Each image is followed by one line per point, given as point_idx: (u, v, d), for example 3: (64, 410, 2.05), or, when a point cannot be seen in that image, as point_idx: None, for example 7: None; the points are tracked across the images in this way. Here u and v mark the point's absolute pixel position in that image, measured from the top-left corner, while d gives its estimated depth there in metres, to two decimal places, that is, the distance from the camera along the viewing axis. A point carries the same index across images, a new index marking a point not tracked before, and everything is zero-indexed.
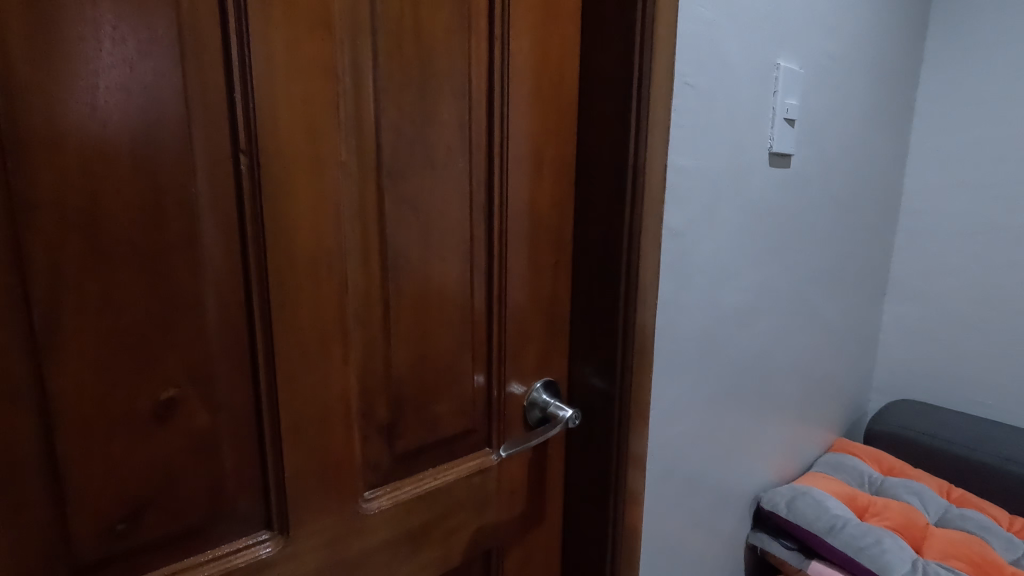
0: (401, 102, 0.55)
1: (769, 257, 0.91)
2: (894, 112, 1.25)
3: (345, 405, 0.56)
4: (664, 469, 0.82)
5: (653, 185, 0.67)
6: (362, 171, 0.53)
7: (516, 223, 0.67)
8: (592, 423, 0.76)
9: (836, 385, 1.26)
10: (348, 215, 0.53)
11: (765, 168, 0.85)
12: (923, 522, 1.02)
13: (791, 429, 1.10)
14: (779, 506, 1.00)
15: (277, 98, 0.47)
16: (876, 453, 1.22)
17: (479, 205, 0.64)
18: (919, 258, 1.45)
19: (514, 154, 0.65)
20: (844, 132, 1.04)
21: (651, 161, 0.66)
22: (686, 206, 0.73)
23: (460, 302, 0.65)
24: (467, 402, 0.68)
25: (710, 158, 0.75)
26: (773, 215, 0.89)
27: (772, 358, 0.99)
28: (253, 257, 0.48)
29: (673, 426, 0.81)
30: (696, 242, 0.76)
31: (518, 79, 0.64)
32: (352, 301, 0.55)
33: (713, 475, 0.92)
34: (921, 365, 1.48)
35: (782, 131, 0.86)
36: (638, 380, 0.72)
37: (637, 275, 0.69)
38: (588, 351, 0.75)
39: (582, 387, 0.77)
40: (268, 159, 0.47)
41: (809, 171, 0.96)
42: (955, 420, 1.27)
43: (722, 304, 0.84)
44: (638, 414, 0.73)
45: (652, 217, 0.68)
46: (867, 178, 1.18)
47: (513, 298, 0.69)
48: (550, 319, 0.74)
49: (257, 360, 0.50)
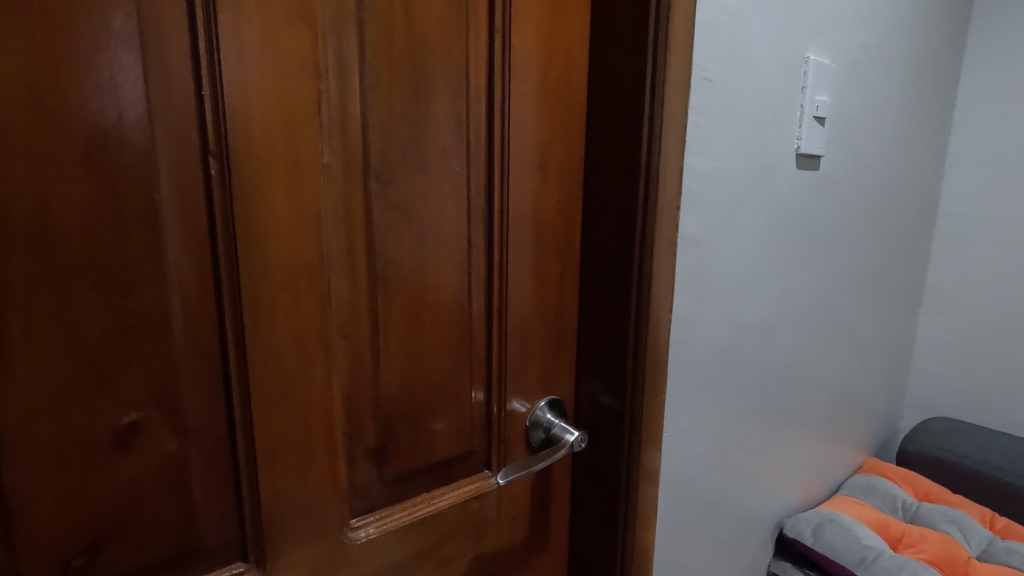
0: (391, 100, 0.51)
1: (796, 266, 0.84)
2: (933, 110, 1.17)
3: (328, 426, 0.51)
4: (679, 495, 0.76)
5: (668, 189, 0.62)
6: (348, 174, 0.49)
7: (518, 229, 0.62)
8: (600, 446, 0.71)
9: (867, 401, 1.18)
10: (331, 223, 0.49)
11: (792, 170, 0.78)
12: (965, 556, 0.93)
13: (818, 448, 1.03)
14: (804, 534, 0.92)
15: (251, 94, 0.43)
16: (911, 476, 1.13)
17: (477, 211, 0.60)
18: (958, 267, 1.35)
19: (516, 156, 0.60)
20: (878, 130, 0.96)
21: (667, 163, 0.61)
22: (705, 212, 0.67)
23: (457, 315, 0.60)
24: (465, 421, 0.63)
25: (733, 161, 0.69)
26: (800, 221, 0.83)
27: (799, 373, 0.92)
28: (225, 267, 0.44)
29: (688, 449, 0.75)
30: (715, 252, 0.70)
31: (522, 74, 0.59)
32: (336, 315, 0.50)
33: (732, 501, 0.85)
34: (957, 381, 1.39)
35: (812, 130, 0.79)
36: (651, 401, 0.67)
37: (649, 286, 0.63)
38: (598, 367, 0.70)
39: (591, 406, 0.71)
40: (240, 161, 0.43)
41: (840, 173, 0.89)
42: (998, 441, 1.17)
43: (744, 317, 0.77)
44: (650, 437, 0.68)
45: (667, 224, 0.62)
46: (903, 181, 1.10)
47: (516, 310, 0.64)
48: (555, 333, 0.69)
49: (229, 380, 0.46)
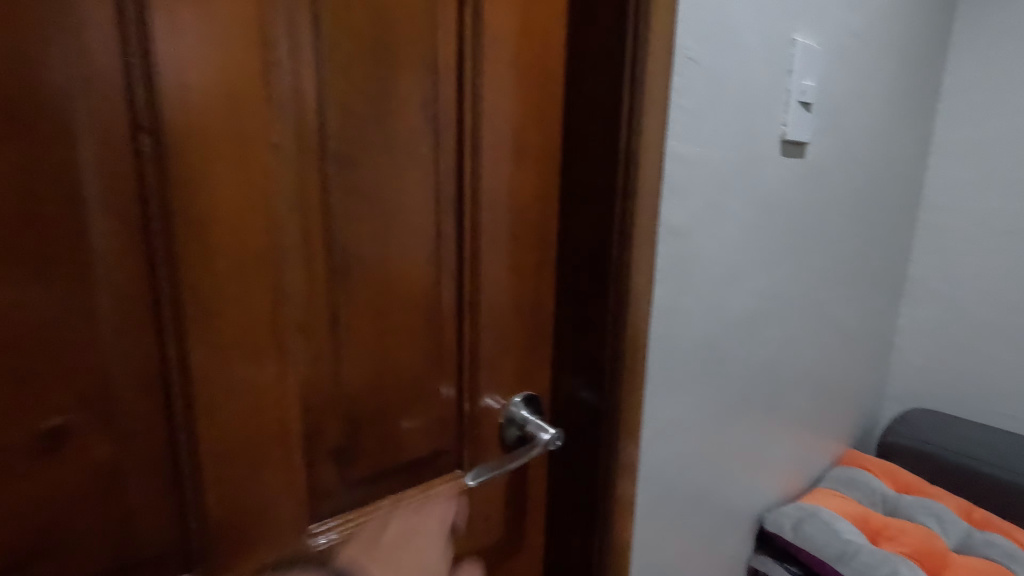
0: (350, 75, 0.47)
1: (781, 256, 0.82)
2: (918, 98, 1.15)
3: (284, 428, 0.48)
4: (659, 492, 0.74)
5: (649, 175, 0.58)
6: (301, 156, 0.45)
7: (491, 217, 0.59)
8: (578, 441, 0.69)
9: (848, 392, 1.17)
10: (283, 207, 0.45)
11: (778, 158, 0.75)
12: (944, 549, 0.90)
13: (799, 441, 1.02)
14: (785, 529, 0.90)
15: (189, 64, 0.38)
16: (890, 467, 1.10)
17: (447, 197, 0.56)
18: (941, 258, 1.34)
19: (489, 138, 0.57)
20: (865, 117, 0.94)
21: (648, 148, 0.58)
22: (689, 201, 0.64)
23: (426, 308, 0.57)
24: (435, 419, 0.60)
25: (717, 147, 0.65)
26: (785, 210, 0.80)
27: (781, 365, 0.90)
28: (161, 257, 0.40)
29: (668, 446, 0.72)
30: (699, 242, 0.67)
31: (496, 52, 0.55)
32: (291, 308, 0.47)
33: (712, 498, 0.83)
34: (937, 373, 1.38)
35: (799, 116, 0.76)
36: (630, 396, 0.64)
37: (628, 277, 0.60)
38: (575, 362, 0.67)
39: (568, 402, 0.69)
40: (177, 139, 0.39)
41: (826, 162, 0.87)
42: (976, 432, 1.18)
43: (726, 309, 0.75)
44: (628, 434, 0.65)
45: (647, 212, 0.59)
46: (888, 170, 1.08)
47: (489, 301, 0.61)
48: (532, 327, 0.66)
49: (169, 379, 0.42)
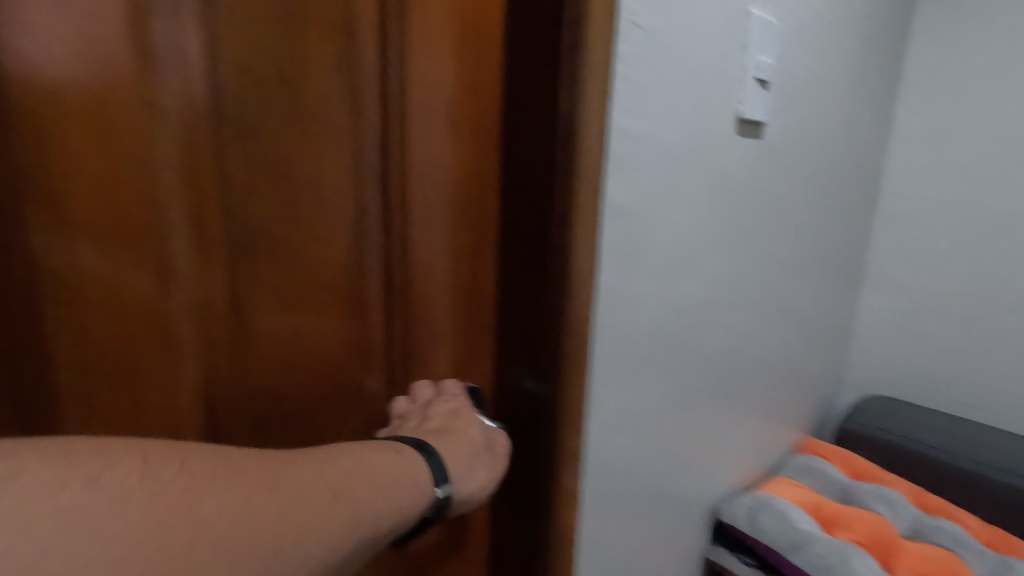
0: (247, 28, 0.41)
1: (737, 241, 0.80)
2: (878, 83, 1.14)
3: (176, 426, 0.43)
4: (607, 487, 0.70)
5: (592, 150, 0.54)
6: (188, 118, 0.40)
7: (421, 196, 0.54)
8: (520, 434, 0.65)
9: (806, 380, 1.16)
10: (168, 178, 0.40)
11: (733, 138, 0.72)
12: (893, 534, 0.89)
13: (756, 429, 1.01)
14: (739, 517, 0.90)
15: (38, 6, 0.33)
16: (846, 454, 1.10)
17: (371, 172, 0.51)
18: (899, 246, 1.33)
19: (416, 108, 0.52)
20: (824, 99, 0.92)
21: (589, 119, 0.53)
22: (636, 180, 0.60)
23: (348, 294, 0.52)
24: (363, 415, 0.56)
25: (667, 123, 0.61)
26: (740, 193, 0.77)
27: (738, 353, 0.89)
28: (11, 231, 0.34)
29: (617, 439, 0.69)
30: (647, 224, 0.63)
31: (422, 11, 0.50)
32: (181, 292, 0.42)
33: (665, 489, 0.81)
34: (892, 361, 1.37)
35: (755, 95, 0.73)
36: (574, 387, 0.60)
37: (569, 260, 0.56)
38: (517, 350, 0.63)
39: (511, 392, 0.65)
40: (26, 94, 0.33)
41: (784, 145, 0.84)
42: (929, 419, 1.19)
43: (678, 296, 0.71)
44: (572, 428, 0.61)
45: (589, 190, 0.55)
46: (847, 155, 1.07)
47: (422, 286, 0.57)
48: (470, 314, 0.62)
49: (29, 373, 0.36)
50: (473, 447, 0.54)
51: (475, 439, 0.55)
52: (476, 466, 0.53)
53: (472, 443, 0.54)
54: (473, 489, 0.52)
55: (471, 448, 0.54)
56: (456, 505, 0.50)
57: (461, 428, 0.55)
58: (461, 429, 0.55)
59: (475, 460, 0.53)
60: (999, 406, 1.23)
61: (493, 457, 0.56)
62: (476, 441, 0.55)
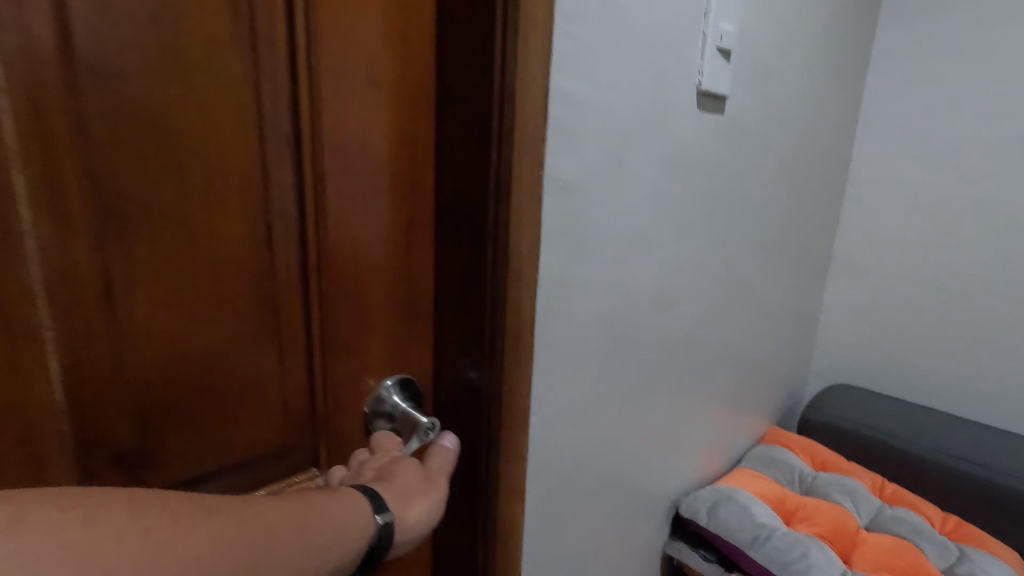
0: None
1: (697, 223, 0.76)
2: (846, 65, 1.11)
3: (34, 425, 0.37)
4: (556, 484, 0.66)
5: (530, 116, 0.48)
6: (33, 64, 0.34)
7: (340, 165, 0.48)
8: (459, 429, 0.60)
9: (770, 369, 1.14)
10: (9, 133, 0.34)
11: (692, 112, 0.68)
12: (855, 527, 0.88)
13: (718, 420, 0.98)
14: (700, 514, 0.86)
15: None
16: (809, 444, 1.08)
17: (277, 136, 0.45)
18: (865, 233, 1.32)
19: (330, 64, 0.46)
20: (790, 76, 0.88)
21: (527, 82, 0.47)
22: (582, 152, 0.55)
23: (253, 274, 0.46)
24: (276, 409, 0.50)
25: (618, 91, 0.57)
26: (700, 171, 0.73)
27: (698, 339, 0.85)
28: None
29: (567, 433, 0.65)
30: (596, 201, 0.58)
31: None
32: (35, 269, 0.36)
33: (622, 484, 0.77)
34: (858, 349, 1.36)
35: (716, 65, 0.68)
36: (515, 378, 0.55)
37: (506, 240, 0.51)
38: (455, 338, 0.58)
39: (450, 384, 0.60)
40: None
41: (747, 123, 0.80)
42: (892, 408, 1.18)
43: (633, 279, 0.67)
44: (514, 421, 0.57)
45: (528, 162, 0.49)
46: (814, 137, 1.03)
47: (343, 267, 0.51)
48: (404, 300, 0.56)
49: None
50: (415, 483, 0.48)
51: (417, 475, 0.49)
52: (420, 497, 0.47)
53: (414, 480, 0.49)
54: (420, 524, 0.46)
55: (412, 483, 0.48)
56: (401, 549, 0.44)
57: (401, 471, 0.49)
58: (400, 469, 0.49)
59: (418, 492, 0.48)
60: (960, 392, 1.24)
61: (442, 487, 0.51)
62: (418, 477, 0.49)
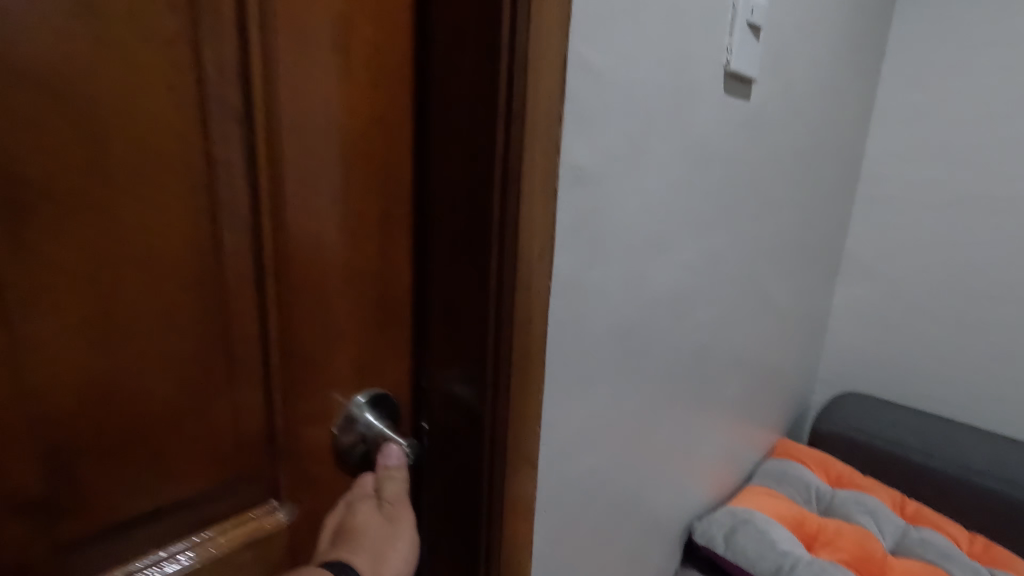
0: None
1: (717, 221, 0.69)
2: (864, 55, 1.04)
3: None
4: (565, 518, 0.58)
5: (542, 91, 0.40)
6: None
7: (301, 146, 0.40)
8: (451, 460, 0.51)
9: (780, 377, 1.08)
10: None
11: (717, 95, 0.60)
12: (882, 552, 0.82)
13: (729, 434, 0.90)
14: (716, 541, 0.79)
15: None
16: (823, 456, 1.02)
17: (223, 107, 0.37)
18: (877, 233, 1.26)
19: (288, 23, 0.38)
20: (813, 60, 0.82)
21: (541, 49, 0.39)
22: (599, 137, 0.47)
23: (197, 273, 0.38)
24: (229, 438, 0.42)
25: (641, 66, 0.49)
26: (722, 162, 0.66)
27: (714, 347, 0.78)
28: None
29: (578, 459, 0.57)
30: (611, 194, 0.50)
31: None
32: None
33: (636, 510, 0.70)
34: (867, 354, 1.31)
35: (744, 43, 0.61)
36: (523, 404, 0.47)
37: (517, 243, 0.42)
38: (447, 354, 0.49)
39: (442, 408, 0.51)
40: None
41: (771, 111, 0.73)
42: (906, 417, 1.12)
43: (650, 283, 0.60)
44: (520, 453, 0.48)
45: (540, 148, 0.41)
46: (831, 130, 0.97)
47: (307, 271, 0.43)
48: (378, 306, 0.48)
49: None
50: (379, 531, 0.48)
51: (378, 523, 0.49)
52: (391, 546, 0.48)
53: (378, 528, 0.48)
54: (398, 570, 0.48)
55: (375, 535, 0.48)
56: None
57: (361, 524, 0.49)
58: (361, 523, 0.49)
59: (387, 542, 0.48)
60: (973, 398, 1.20)
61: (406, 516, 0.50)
62: (379, 522, 0.49)
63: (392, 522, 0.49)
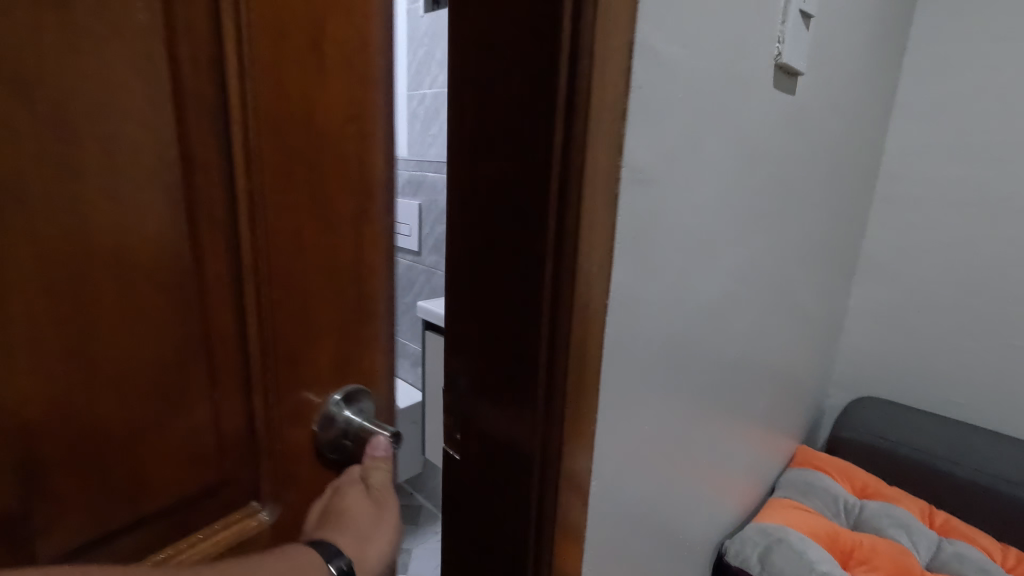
0: None
1: (758, 225, 0.64)
2: (886, 52, 1.01)
3: None
4: (613, 555, 0.52)
5: (607, 88, 0.34)
6: None
7: (289, 133, 0.35)
8: (496, 493, 0.48)
9: (801, 383, 1.05)
10: None
11: (766, 88, 0.56)
12: (919, 569, 0.79)
13: (755, 445, 0.86)
14: (750, 562, 0.75)
15: None
16: (847, 466, 0.99)
17: (199, 86, 0.31)
18: (894, 235, 1.24)
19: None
20: (848, 54, 0.78)
21: (609, 42, 0.34)
22: (660, 134, 0.41)
23: (178, 273, 0.32)
24: (213, 463, 0.36)
25: (703, 52, 0.43)
26: (766, 162, 0.61)
27: (748, 357, 0.74)
28: None
29: (625, 491, 0.51)
30: (667, 197, 0.44)
31: None
32: None
33: (676, 533, 0.66)
34: (884, 358, 1.29)
35: (796, 32, 0.56)
36: (575, 440, 0.41)
37: (575, 264, 0.37)
38: (493, 380, 0.46)
39: (486, 437, 0.48)
40: None
41: (812, 108, 0.69)
42: (926, 423, 1.10)
43: (697, 293, 0.55)
44: (572, 493, 0.43)
45: (603, 153, 0.36)
46: (858, 130, 0.94)
47: (293, 272, 0.37)
48: (356, 312, 0.43)
49: None
50: (368, 518, 0.43)
51: (369, 509, 0.43)
52: (378, 531, 0.43)
53: (367, 516, 0.43)
54: (380, 557, 0.43)
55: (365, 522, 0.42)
56: None
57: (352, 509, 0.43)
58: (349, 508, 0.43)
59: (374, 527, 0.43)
60: (997, 404, 1.16)
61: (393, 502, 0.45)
62: (369, 510, 0.43)
63: (380, 507, 0.44)
